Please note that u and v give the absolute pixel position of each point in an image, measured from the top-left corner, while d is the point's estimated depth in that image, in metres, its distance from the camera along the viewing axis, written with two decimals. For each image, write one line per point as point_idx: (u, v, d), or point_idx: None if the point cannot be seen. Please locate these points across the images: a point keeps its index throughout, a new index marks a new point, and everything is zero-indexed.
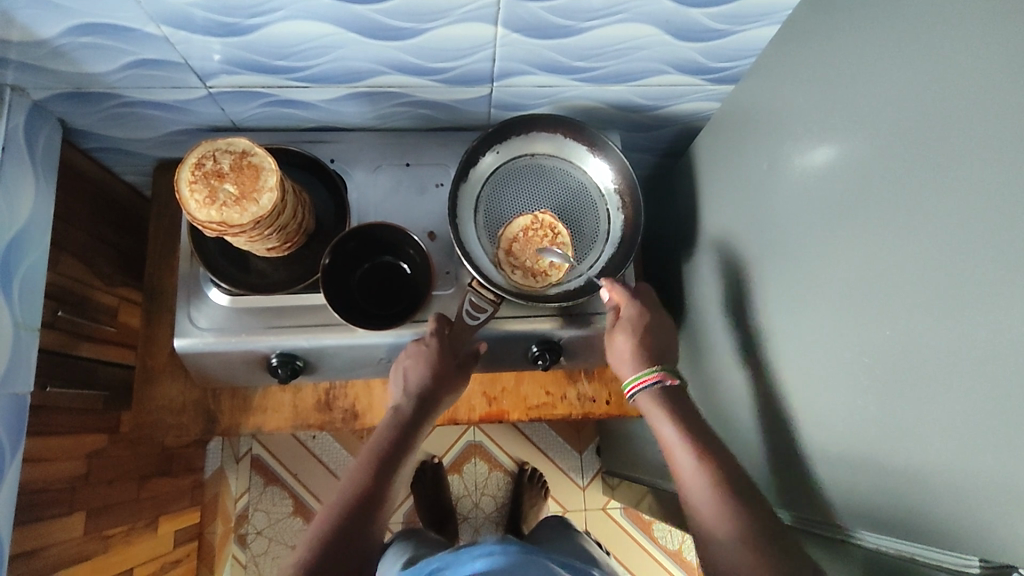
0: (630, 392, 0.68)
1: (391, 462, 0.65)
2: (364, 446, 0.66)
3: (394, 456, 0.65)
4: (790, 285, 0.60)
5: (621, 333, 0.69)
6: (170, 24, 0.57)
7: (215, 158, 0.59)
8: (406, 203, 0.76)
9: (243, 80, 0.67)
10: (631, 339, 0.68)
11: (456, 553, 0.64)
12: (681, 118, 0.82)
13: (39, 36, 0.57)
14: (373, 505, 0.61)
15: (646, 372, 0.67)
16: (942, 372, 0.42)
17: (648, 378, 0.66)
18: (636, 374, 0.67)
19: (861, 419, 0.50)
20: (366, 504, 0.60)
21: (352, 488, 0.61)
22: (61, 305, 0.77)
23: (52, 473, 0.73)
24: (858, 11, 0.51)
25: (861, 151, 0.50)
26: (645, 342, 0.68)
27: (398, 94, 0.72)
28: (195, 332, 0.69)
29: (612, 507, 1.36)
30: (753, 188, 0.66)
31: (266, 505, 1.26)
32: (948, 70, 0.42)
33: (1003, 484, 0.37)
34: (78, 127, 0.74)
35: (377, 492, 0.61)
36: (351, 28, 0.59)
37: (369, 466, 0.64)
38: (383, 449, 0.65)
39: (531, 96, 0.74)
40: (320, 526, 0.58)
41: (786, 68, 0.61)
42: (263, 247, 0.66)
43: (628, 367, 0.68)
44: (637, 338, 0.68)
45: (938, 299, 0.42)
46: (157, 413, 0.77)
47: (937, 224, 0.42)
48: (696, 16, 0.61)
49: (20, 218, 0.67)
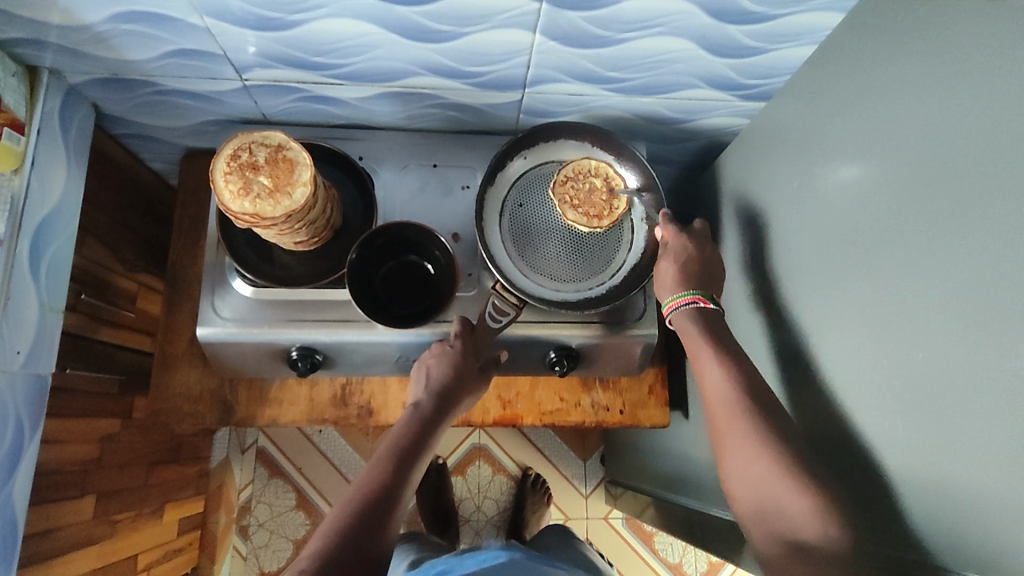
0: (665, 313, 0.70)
1: (409, 459, 0.65)
2: (383, 443, 0.66)
3: (412, 454, 0.66)
4: (813, 302, 0.60)
5: (666, 260, 0.70)
6: (213, 16, 0.58)
7: (250, 150, 0.60)
8: (432, 204, 0.77)
9: (278, 75, 0.68)
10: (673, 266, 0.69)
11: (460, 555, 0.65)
12: (707, 133, 0.83)
13: (83, 21, 0.58)
14: (390, 498, 0.61)
15: (680, 294, 0.68)
16: (977, 398, 0.41)
17: (684, 299, 0.68)
18: (673, 296, 0.69)
19: (886, 439, 0.50)
20: (383, 498, 0.60)
21: (369, 483, 0.61)
22: (83, 288, 0.77)
23: (66, 454, 0.73)
24: (897, 35, 0.51)
25: (891, 174, 0.50)
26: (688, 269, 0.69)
27: (430, 96, 0.72)
28: (217, 322, 0.70)
29: (613, 517, 1.35)
30: (780, 205, 0.66)
31: (269, 497, 1.25)
32: (987, 100, 0.42)
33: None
34: (110, 113, 0.75)
35: (394, 489, 0.61)
36: (390, 28, 0.60)
37: (387, 460, 0.64)
38: (401, 445, 0.66)
39: (562, 103, 0.75)
40: (335, 518, 0.58)
41: (818, 88, 0.61)
42: (290, 241, 0.67)
43: (666, 290, 0.70)
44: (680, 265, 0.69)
45: (965, 322, 0.42)
46: (174, 400, 0.77)
47: (966, 246, 0.43)
48: (734, 33, 0.62)
49: (50, 199, 0.67)
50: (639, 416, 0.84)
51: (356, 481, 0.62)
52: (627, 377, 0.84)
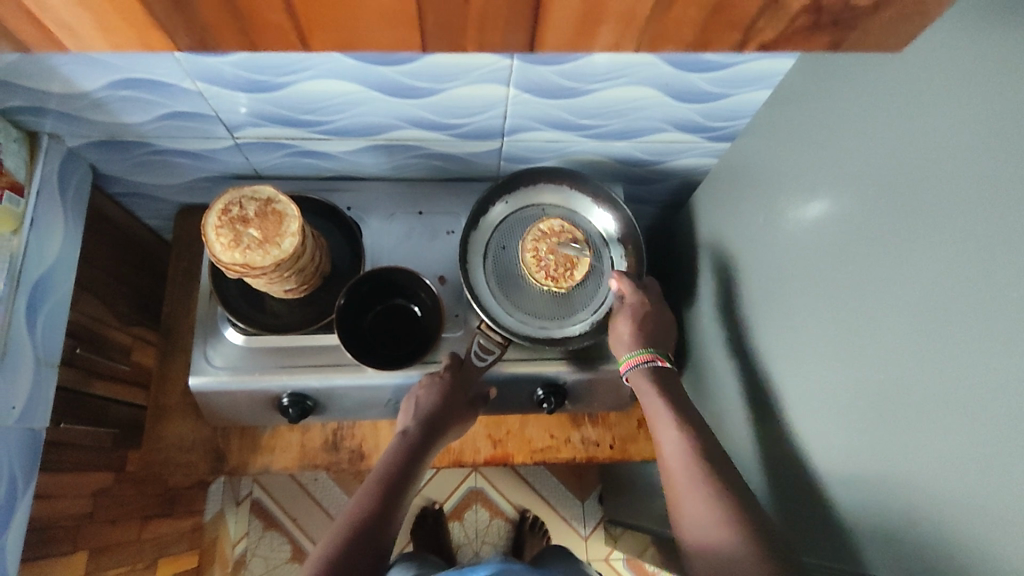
0: (623, 369, 0.71)
1: (399, 488, 0.65)
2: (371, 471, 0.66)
3: (402, 482, 0.65)
4: (788, 331, 0.62)
5: (623, 318, 0.72)
6: (204, 80, 0.61)
7: (241, 205, 0.63)
8: (418, 249, 0.79)
9: (268, 132, 0.71)
10: (631, 324, 0.72)
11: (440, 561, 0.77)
12: (682, 172, 0.86)
13: (82, 88, 0.62)
14: (378, 526, 0.60)
15: (638, 351, 0.70)
16: (941, 416, 0.43)
17: (641, 357, 0.70)
18: (630, 353, 0.71)
19: (865, 460, 0.51)
20: (374, 525, 0.60)
21: (358, 510, 0.61)
22: (79, 343, 0.79)
23: (59, 509, 0.73)
24: (842, 80, 0.55)
25: (851, 206, 0.53)
26: (644, 327, 0.72)
27: (413, 147, 0.76)
28: (210, 370, 0.71)
29: (615, 557, 1.34)
30: (750, 238, 0.69)
31: (265, 550, 1.25)
32: (924, 136, 0.46)
33: (1002, 525, 0.38)
34: (107, 173, 0.78)
35: (383, 517, 0.61)
36: (373, 87, 0.64)
37: (377, 488, 0.63)
38: (392, 472, 0.65)
39: (539, 149, 0.79)
40: (325, 546, 0.58)
41: (776, 129, 0.65)
42: (280, 289, 0.69)
43: (624, 347, 0.72)
44: (638, 322, 0.72)
45: (926, 341, 0.44)
46: (166, 451, 0.78)
47: (922, 270, 0.45)
48: (695, 80, 0.66)
49: (49, 256, 0.70)
50: (630, 451, 0.85)
51: (346, 510, 0.62)
52: (615, 412, 0.85)
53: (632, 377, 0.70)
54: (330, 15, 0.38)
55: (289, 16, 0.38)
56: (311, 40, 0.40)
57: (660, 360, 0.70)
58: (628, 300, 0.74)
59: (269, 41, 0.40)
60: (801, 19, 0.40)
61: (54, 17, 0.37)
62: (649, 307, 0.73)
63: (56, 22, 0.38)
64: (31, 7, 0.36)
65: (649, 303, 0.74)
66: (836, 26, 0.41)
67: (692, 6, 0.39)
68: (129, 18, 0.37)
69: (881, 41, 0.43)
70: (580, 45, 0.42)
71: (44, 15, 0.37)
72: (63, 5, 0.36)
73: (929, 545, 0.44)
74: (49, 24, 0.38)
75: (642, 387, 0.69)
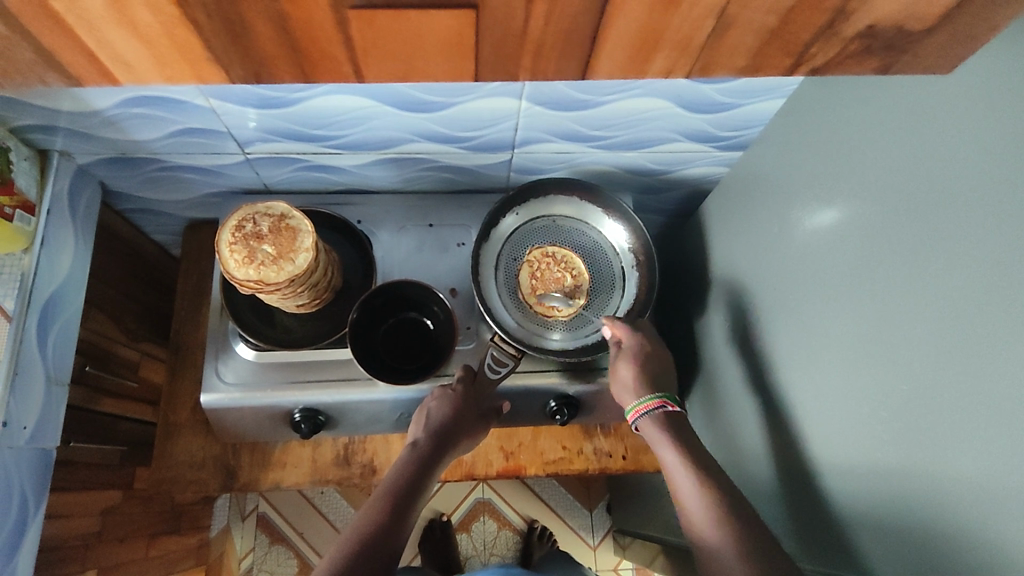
0: (631, 419, 0.69)
1: (407, 501, 0.64)
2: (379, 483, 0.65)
3: (410, 495, 0.64)
4: (800, 339, 0.62)
5: (624, 363, 0.71)
6: (217, 97, 0.61)
7: (254, 220, 0.62)
8: (428, 262, 0.79)
9: (278, 147, 0.71)
10: (633, 368, 0.70)
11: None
12: (690, 182, 0.86)
13: (93, 107, 0.62)
14: (386, 541, 0.59)
15: (646, 399, 0.68)
16: (956, 424, 0.42)
17: (648, 405, 0.68)
18: (637, 401, 0.69)
19: (878, 467, 0.50)
20: (381, 538, 0.58)
21: (366, 523, 0.60)
22: (88, 360, 0.79)
23: (68, 529, 0.72)
24: (853, 90, 0.55)
25: (861, 215, 0.53)
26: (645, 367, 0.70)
27: (423, 159, 0.76)
28: (221, 387, 0.71)
29: (623, 568, 1.33)
30: (762, 248, 0.69)
31: (272, 565, 1.23)
32: (936, 146, 0.45)
33: (1014, 542, 0.38)
34: (116, 189, 0.78)
35: (391, 530, 0.60)
36: (385, 102, 0.63)
37: (385, 500, 0.63)
38: (400, 486, 0.64)
39: (548, 161, 0.79)
40: (332, 557, 0.56)
41: (788, 140, 0.65)
42: (292, 304, 0.69)
43: (631, 394, 0.70)
44: (638, 366, 0.70)
45: (939, 349, 0.44)
46: (177, 469, 0.77)
47: (936, 279, 0.44)
48: (706, 92, 0.66)
49: (59, 274, 0.69)
50: (642, 462, 0.84)
51: (353, 522, 0.61)
52: (627, 423, 0.85)
53: (643, 425, 0.68)
54: (388, 48, 0.38)
55: (348, 48, 0.38)
56: (366, 72, 0.41)
57: (669, 405, 0.68)
58: (625, 345, 0.72)
59: (325, 73, 0.40)
60: (854, 45, 0.40)
61: (110, 50, 0.37)
62: (648, 349, 0.72)
63: (113, 55, 0.37)
64: (91, 44, 0.36)
65: (647, 345, 0.72)
66: (890, 52, 0.41)
67: (749, 34, 0.39)
68: (185, 51, 0.37)
69: (913, 62, 0.43)
70: (632, 74, 0.42)
71: (100, 47, 0.36)
72: (120, 39, 0.36)
73: (942, 552, 0.44)
74: (103, 56, 0.37)
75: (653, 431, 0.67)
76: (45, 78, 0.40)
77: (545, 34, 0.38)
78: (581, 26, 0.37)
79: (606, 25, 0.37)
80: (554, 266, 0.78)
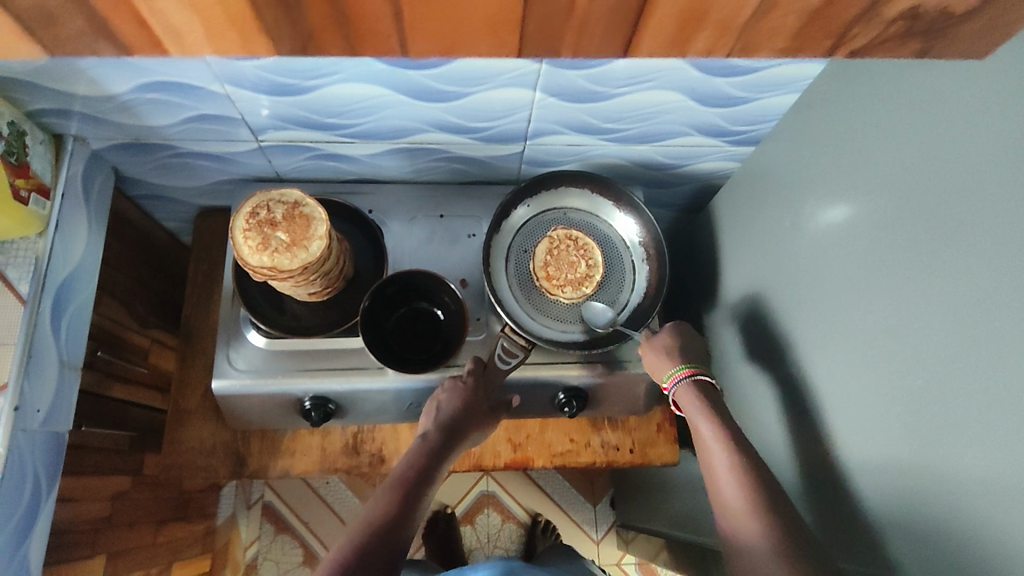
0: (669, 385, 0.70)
1: (417, 492, 0.64)
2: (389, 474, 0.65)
3: (419, 486, 0.65)
4: (813, 334, 0.62)
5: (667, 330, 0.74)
6: (231, 83, 0.61)
7: (268, 207, 0.63)
8: (440, 252, 0.79)
9: (292, 135, 0.71)
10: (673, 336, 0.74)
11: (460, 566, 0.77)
12: (701, 176, 0.86)
13: (109, 91, 0.62)
14: (395, 530, 0.59)
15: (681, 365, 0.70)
16: (974, 416, 0.42)
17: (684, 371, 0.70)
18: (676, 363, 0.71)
19: (895, 460, 0.50)
20: (392, 529, 0.59)
21: (375, 514, 0.60)
22: (100, 345, 0.79)
23: (79, 513, 0.73)
24: (867, 84, 0.55)
25: (874, 210, 0.53)
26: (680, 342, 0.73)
27: (436, 150, 0.76)
28: (232, 373, 0.71)
29: (627, 562, 1.33)
30: (775, 242, 0.69)
31: (277, 554, 1.24)
32: (952, 140, 0.45)
33: None
34: (129, 175, 0.78)
35: (401, 522, 0.60)
36: (400, 91, 0.64)
37: (396, 491, 0.63)
38: (409, 477, 0.65)
39: (561, 153, 0.79)
40: (342, 547, 0.57)
41: (801, 135, 0.65)
42: (304, 291, 0.69)
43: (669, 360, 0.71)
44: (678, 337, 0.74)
45: (955, 342, 0.44)
46: (187, 454, 0.78)
47: (951, 272, 0.45)
48: (721, 85, 0.66)
49: (74, 258, 0.70)
50: (650, 455, 0.85)
51: (363, 512, 0.61)
52: (635, 416, 0.85)
53: (680, 392, 0.69)
54: (437, 23, 0.39)
55: (397, 22, 0.38)
56: (411, 47, 0.41)
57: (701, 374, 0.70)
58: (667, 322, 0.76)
59: (371, 47, 0.41)
60: (896, 26, 0.40)
61: (164, 21, 0.37)
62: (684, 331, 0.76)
63: (165, 26, 0.37)
64: (142, 11, 0.36)
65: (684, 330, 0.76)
66: (929, 35, 0.41)
67: (793, 13, 0.38)
68: (237, 23, 0.37)
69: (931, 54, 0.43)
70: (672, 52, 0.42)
71: (153, 20, 0.37)
72: (174, 11, 0.36)
73: (961, 544, 0.44)
74: (157, 29, 0.38)
75: (689, 401, 0.68)
76: (96, 48, 0.40)
77: (590, 9, 0.38)
78: (626, 3, 0.37)
79: (648, 3, 0.37)
80: (573, 251, 0.77)
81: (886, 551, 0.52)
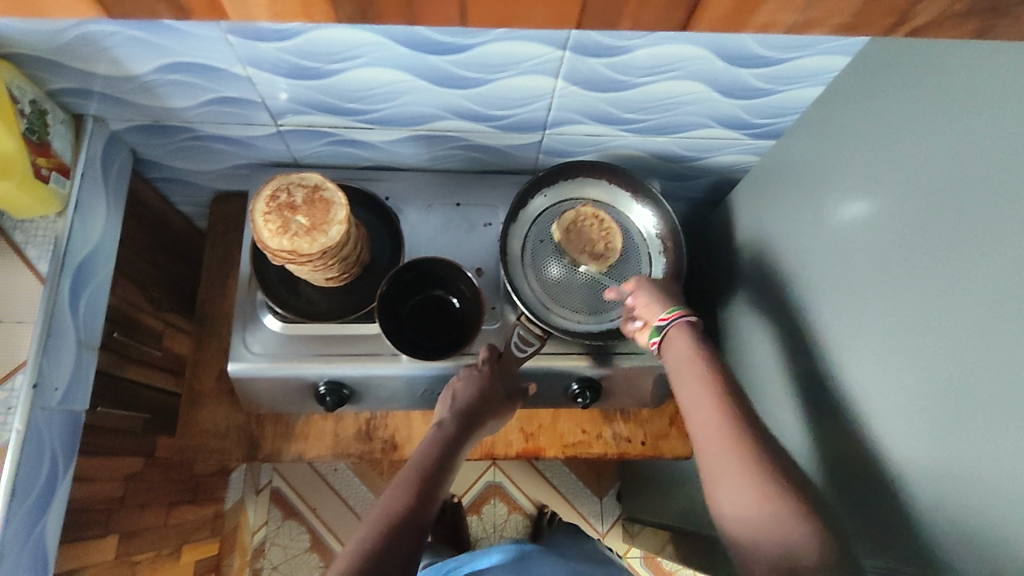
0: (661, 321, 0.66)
1: (436, 479, 0.64)
2: (408, 462, 0.65)
3: (439, 474, 0.64)
4: (831, 330, 0.61)
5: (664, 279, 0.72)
6: (254, 66, 0.61)
7: (289, 191, 0.63)
8: (456, 240, 0.79)
9: (311, 120, 0.71)
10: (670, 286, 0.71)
11: (471, 553, 0.77)
12: (719, 170, 0.86)
13: (131, 71, 0.62)
14: (419, 519, 0.58)
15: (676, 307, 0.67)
16: (1004, 411, 0.42)
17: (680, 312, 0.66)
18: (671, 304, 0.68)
19: (915, 457, 0.50)
20: (416, 517, 0.58)
21: (398, 502, 0.59)
22: (116, 326, 0.79)
23: (94, 492, 0.73)
24: (893, 78, 0.55)
25: (899, 203, 0.52)
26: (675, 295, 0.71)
27: (454, 138, 0.76)
28: (249, 357, 0.71)
29: (632, 555, 1.34)
30: (793, 237, 0.68)
31: (284, 539, 1.25)
32: (981, 133, 0.45)
33: None
34: (147, 158, 0.78)
35: (423, 509, 0.59)
36: (423, 76, 0.63)
37: (417, 478, 0.63)
38: (427, 466, 0.64)
39: (580, 143, 0.78)
40: (366, 533, 0.56)
41: (820, 128, 0.65)
42: (322, 276, 0.69)
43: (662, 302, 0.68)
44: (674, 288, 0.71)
45: (987, 336, 0.43)
46: (200, 436, 0.78)
47: (983, 264, 0.44)
48: (745, 76, 0.66)
49: (92, 239, 0.70)
50: (661, 448, 0.85)
51: (383, 499, 0.60)
52: (647, 409, 0.85)
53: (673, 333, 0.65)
54: None
55: None
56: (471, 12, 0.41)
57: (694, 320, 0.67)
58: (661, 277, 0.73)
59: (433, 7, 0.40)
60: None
61: None
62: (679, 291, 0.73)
63: None
64: None
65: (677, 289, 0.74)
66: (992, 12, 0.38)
67: None
68: None
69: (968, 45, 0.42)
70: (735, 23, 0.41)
71: None
72: None
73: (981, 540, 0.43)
74: None
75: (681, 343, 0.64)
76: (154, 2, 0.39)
77: None
78: None
79: None
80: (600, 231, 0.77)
81: (900, 547, 0.52)
